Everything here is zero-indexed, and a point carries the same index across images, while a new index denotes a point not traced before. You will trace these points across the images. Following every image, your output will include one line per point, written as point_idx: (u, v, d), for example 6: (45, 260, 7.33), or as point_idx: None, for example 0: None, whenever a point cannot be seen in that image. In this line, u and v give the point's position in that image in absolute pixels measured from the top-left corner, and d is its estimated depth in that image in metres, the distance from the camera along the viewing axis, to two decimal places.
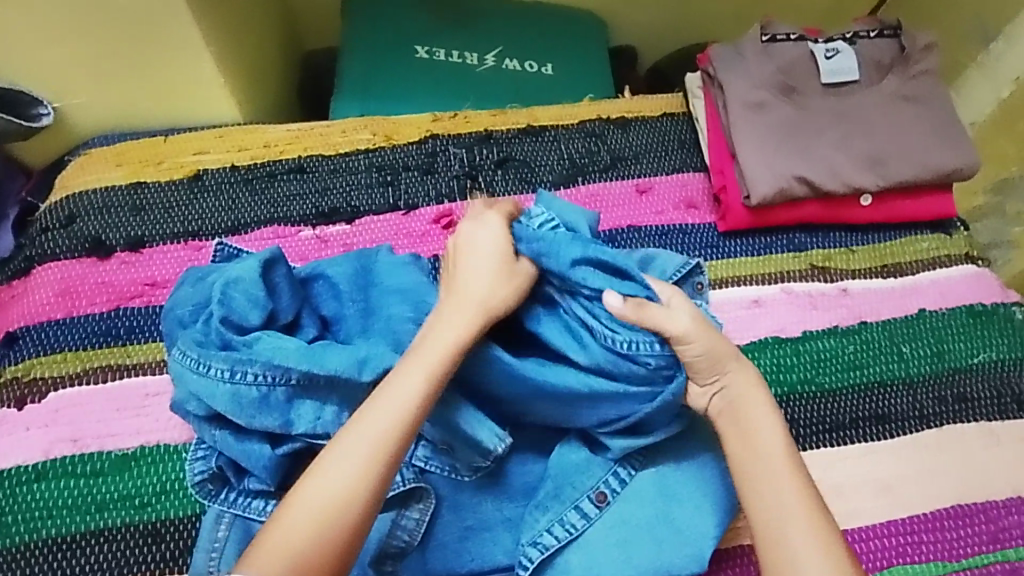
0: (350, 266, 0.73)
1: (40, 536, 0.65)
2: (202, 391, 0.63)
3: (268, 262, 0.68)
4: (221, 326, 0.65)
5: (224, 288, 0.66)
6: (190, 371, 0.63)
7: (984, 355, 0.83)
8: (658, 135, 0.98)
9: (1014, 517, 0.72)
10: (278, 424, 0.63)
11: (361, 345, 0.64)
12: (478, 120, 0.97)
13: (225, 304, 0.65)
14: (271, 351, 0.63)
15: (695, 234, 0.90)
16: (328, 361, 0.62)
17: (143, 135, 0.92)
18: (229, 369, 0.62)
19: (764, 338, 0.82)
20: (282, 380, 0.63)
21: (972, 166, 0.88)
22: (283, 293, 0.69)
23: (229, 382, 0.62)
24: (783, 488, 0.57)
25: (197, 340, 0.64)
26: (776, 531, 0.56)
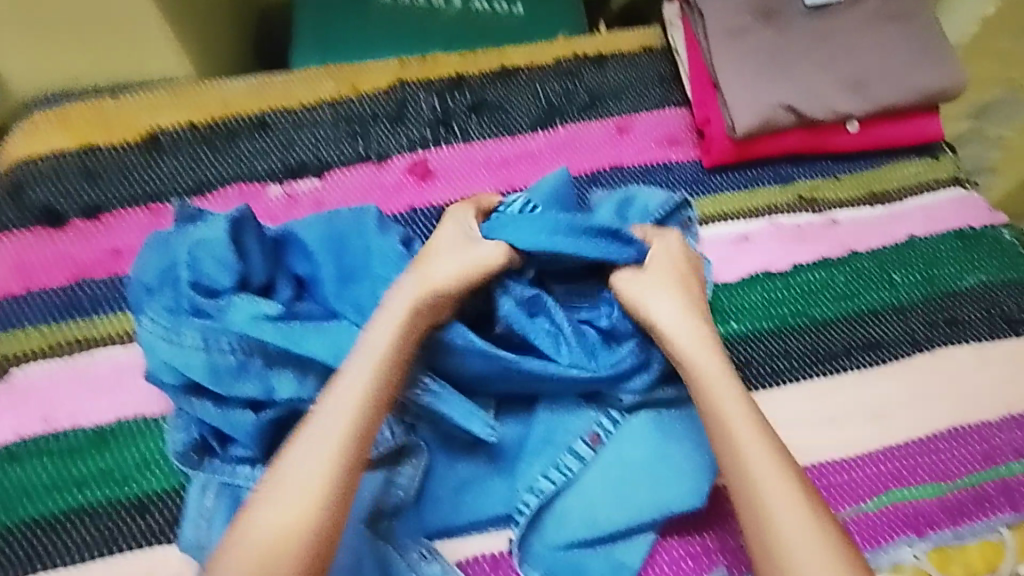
0: (326, 228, 0.68)
1: (17, 518, 0.62)
2: (175, 359, 0.61)
3: (236, 222, 0.64)
4: (191, 291, 0.62)
5: (193, 250, 0.63)
6: (160, 341, 0.61)
7: (973, 277, 0.82)
8: (636, 70, 0.94)
9: (1007, 434, 0.72)
10: (259, 392, 0.61)
11: (340, 330, 0.63)
12: (448, 63, 0.92)
13: (193, 268, 0.63)
14: (246, 320, 0.61)
15: (678, 170, 0.87)
16: (306, 345, 0.61)
17: (88, 96, 0.86)
18: (203, 338, 0.61)
19: (754, 273, 0.80)
20: (258, 350, 0.61)
21: (958, 84, 0.86)
22: (255, 256, 0.65)
23: (203, 352, 0.61)
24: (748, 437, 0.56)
25: (167, 307, 0.62)
26: (747, 484, 0.54)
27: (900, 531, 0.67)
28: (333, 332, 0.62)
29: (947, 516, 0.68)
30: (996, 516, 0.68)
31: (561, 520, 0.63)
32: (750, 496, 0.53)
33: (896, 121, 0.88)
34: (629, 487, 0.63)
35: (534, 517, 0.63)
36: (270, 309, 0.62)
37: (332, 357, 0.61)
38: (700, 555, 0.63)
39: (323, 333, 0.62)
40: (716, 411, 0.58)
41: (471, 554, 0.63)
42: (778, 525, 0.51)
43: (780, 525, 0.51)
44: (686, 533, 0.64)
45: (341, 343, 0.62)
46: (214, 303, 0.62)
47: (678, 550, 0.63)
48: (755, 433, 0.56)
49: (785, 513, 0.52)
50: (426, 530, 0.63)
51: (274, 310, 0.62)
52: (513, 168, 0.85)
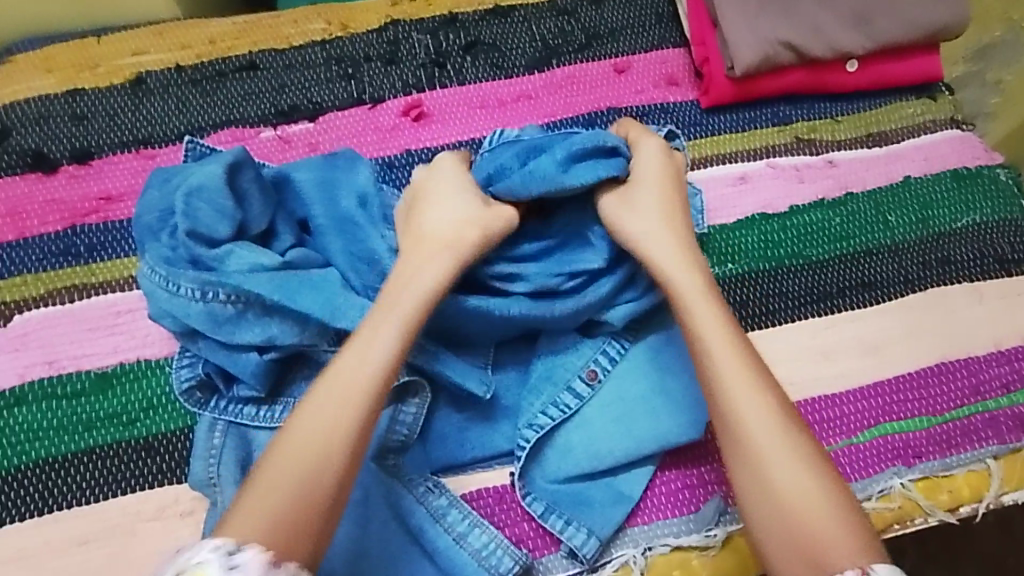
0: (317, 174, 0.67)
1: (28, 459, 0.63)
2: (175, 308, 0.61)
3: (233, 167, 0.63)
4: (188, 240, 0.61)
5: (188, 198, 0.61)
6: (160, 289, 0.61)
7: (968, 217, 0.82)
8: (634, 8, 0.91)
9: (995, 369, 0.74)
10: (259, 339, 0.61)
11: (337, 289, 0.62)
12: (441, 2, 0.90)
13: (190, 216, 0.61)
14: (242, 276, 0.60)
15: (677, 112, 0.86)
16: (300, 300, 0.60)
17: (71, 36, 0.83)
18: (199, 289, 0.61)
19: (752, 215, 0.80)
20: (254, 302, 0.61)
21: (960, 21, 0.85)
22: (252, 201, 0.64)
23: (201, 301, 0.61)
24: (746, 396, 0.54)
25: (165, 256, 0.62)
26: (746, 443, 0.53)
27: (889, 461, 0.69)
28: (328, 290, 0.61)
29: (936, 447, 0.70)
30: (982, 446, 0.70)
31: (563, 455, 0.64)
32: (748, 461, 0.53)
33: (897, 60, 0.87)
34: (627, 421, 0.65)
35: (534, 451, 0.65)
36: (267, 260, 0.61)
37: (326, 313, 0.60)
38: (697, 487, 0.65)
39: (318, 289, 0.61)
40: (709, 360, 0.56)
41: (476, 488, 0.65)
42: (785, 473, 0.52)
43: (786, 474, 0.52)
44: (684, 466, 0.66)
45: (337, 301, 0.61)
46: (211, 253, 0.61)
47: (676, 481, 0.65)
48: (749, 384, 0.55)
49: (784, 476, 0.51)
50: (432, 466, 0.65)
51: (271, 261, 0.62)
52: (511, 109, 0.84)
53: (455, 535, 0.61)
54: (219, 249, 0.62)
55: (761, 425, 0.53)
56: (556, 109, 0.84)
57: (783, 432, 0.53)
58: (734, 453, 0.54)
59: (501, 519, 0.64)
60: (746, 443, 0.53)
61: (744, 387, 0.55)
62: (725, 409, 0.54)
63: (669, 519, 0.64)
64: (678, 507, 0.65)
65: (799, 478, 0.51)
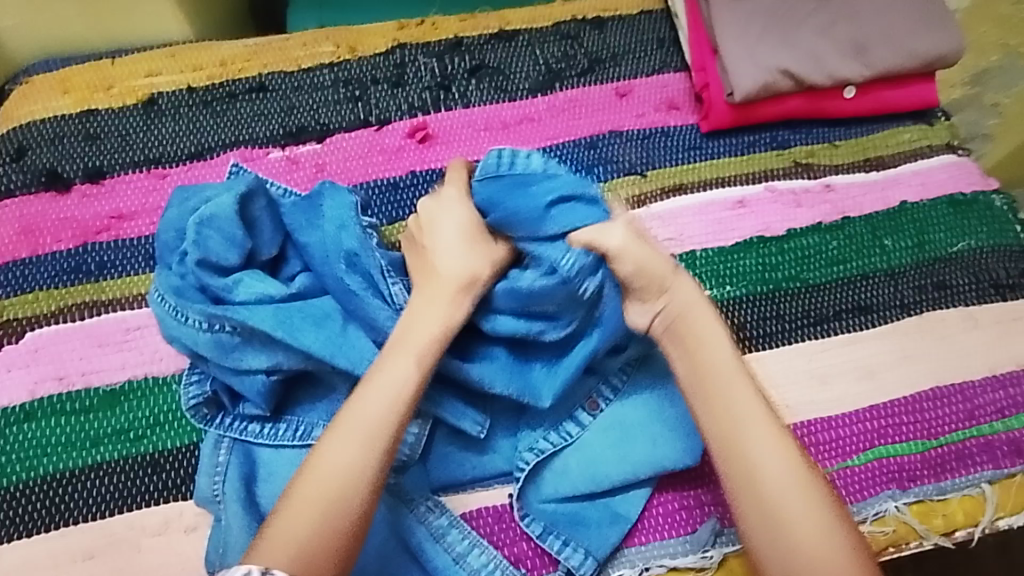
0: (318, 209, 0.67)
1: (36, 473, 0.64)
2: (183, 336, 0.62)
3: (245, 198, 0.64)
4: (198, 269, 0.62)
5: (199, 227, 0.62)
6: (169, 317, 0.62)
7: (964, 243, 0.83)
8: (636, 34, 0.93)
9: (990, 395, 0.75)
10: (265, 364, 0.62)
11: (340, 327, 0.63)
12: (447, 26, 0.92)
13: (200, 245, 0.62)
14: (248, 310, 0.61)
15: (677, 136, 0.88)
16: (302, 337, 0.61)
17: (87, 59, 0.86)
18: (206, 320, 0.61)
19: (750, 238, 0.82)
20: (258, 338, 0.62)
21: (957, 49, 0.86)
22: (264, 228, 0.65)
23: (208, 331, 0.61)
24: (761, 435, 0.56)
25: (174, 285, 0.62)
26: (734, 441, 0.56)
27: (884, 485, 0.70)
28: (331, 329, 0.62)
29: (930, 471, 0.71)
30: (977, 472, 0.71)
31: (561, 475, 0.65)
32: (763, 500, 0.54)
33: (894, 86, 0.89)
34: (626, 444, 0.66)
35: (534, 473, 0.66)
36: (274, 291, 0.63)
37: (327, 351, 0.61)
38: (694, 508, 0.66)
39: (320, 326, 0.62)
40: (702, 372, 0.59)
41: (476, 507, 0.66)
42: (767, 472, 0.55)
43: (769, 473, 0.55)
44: (680, 488, 0.67)
45: (341, 341, 0.62)
46: (221, 282, 0.62)
47: (673, 503, 0.66)
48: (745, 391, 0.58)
49: (798, 509, 0.53)
50: (432, 485, 0.66)
51: (278, 292, 0.63)
52: (514, 132, 0.86)
53: (455, 555, 0.62)
54: (229, 278, 0.62)
55: (774, 461, 0.55)
56: (558, 131, 0.86)
57: (797, 470, 0.55)
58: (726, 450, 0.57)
59: (500, 537, 0.65)
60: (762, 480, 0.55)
61: (745, 421, 0.57)
62: (728, 419, 0.57)
63: (665, 540, 0.65)
64: (674, 528, 0.66)
65: (800, 503, 0.54)
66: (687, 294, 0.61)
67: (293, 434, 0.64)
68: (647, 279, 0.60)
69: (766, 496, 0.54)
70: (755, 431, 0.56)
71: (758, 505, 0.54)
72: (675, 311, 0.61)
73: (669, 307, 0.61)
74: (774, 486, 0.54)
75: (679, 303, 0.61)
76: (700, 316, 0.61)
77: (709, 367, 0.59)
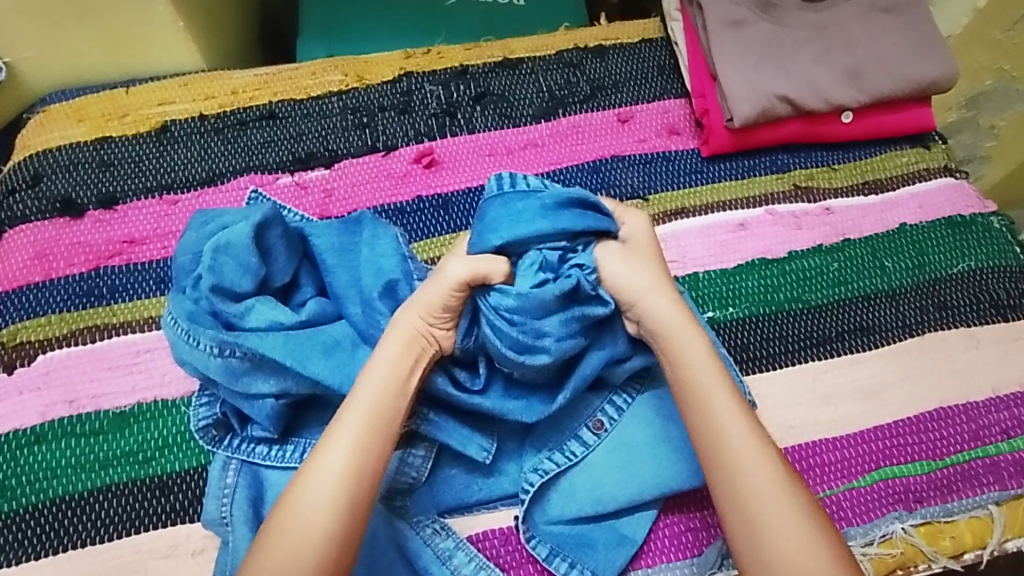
0: (334, 239, 0.68)
1: (45, 496, 0.65)
2: (194, 361, 0.62)
3: (263, 225, 0.64)
4: (211, 294, 0.62)
5: (217, 253, 0.62)
6: (181, 341, 0.62)
7: (963, 264, 0.84)
8: (637, 62, 0.96)
9: (994, 415, 0.75)
10: (274, 390, 0.62)
11: (346, 358, 0.64)
12: (453, 55, 0.94)
13: (215, 272, 0.62)
14: (259, 338, 0.61)
15: (678, 160, 0.89)
16: (311, 366, 0.62)
17: (101, 88, 0.88)
18: (217, 346, 0.61)
19: (751, 260, 0.83)
20: (267, 365, 0.62)
21: (951, 75, 0.87)
22: (278, 256, 0.66)
23: (218, 356, 0.62)
24: (747, 454, 0.57)
25: (188, 310, 0.63)
26: (721, 451, 0.58)
27: (891, 506, 0.70)
28: (338, 360, 0.63)
29: (936, 492, 0.71)
30: (984, 493, 0.71)
31: (566, 497, 0.65)
32: (753, 532, 0.55)
33: (891, 111, 0.91)
34: (631, 466, 0.66)
35: (539, 494, 0.66)
36: (285, 319, 0.63)
37: (336, 380, 0.62)
38: (699, 530, 0.66)
39: (329, 355, 0.63)
40: (696, 388, 0.60)
41: (482, 529, 0.66)
42: (754, 481, 0.56)
43: (755, 482, 0.56)
44: (686, 509, 0.67)
45: (350, 371, 0.64)
46: (234, 308, 0.63)
47: (679, 524, 0.66)
48: (733, 406, 0.59)
49: (771, 515, 0.55)
50: (439, 507, 0.66)
51: (289, 320, 0.64)
52: (518, 157, 0.87)
53: None
54: (242, 305, 0.63)
55: (762, 489, 0.56)
56: (561, 156, 0.88)
57: (788, 501, 0.55)
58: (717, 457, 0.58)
59: (505, 560, 0.65)
60: (748, 509, 0.55)
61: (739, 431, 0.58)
62: (718, 428, 0.58)
63: (670, 562, 0.65)
64: (680, 551, 0.66)
65: (784, 508, 0.55)
66: (676, 312, 0.62)
67: (299, 456, 0.65)
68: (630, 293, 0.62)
69: (753, 524, 0.55)
70: (745, 460, 0.57)
71: (745, 531, 0.55)
72: (668, 325, 0.62)
73: (660, 321, 0.62)
74: (763, 515, 0.55)
75: (670, 318, 0.62)
76: (690, 330, 0.62)
77: (697, 383, 0.60)
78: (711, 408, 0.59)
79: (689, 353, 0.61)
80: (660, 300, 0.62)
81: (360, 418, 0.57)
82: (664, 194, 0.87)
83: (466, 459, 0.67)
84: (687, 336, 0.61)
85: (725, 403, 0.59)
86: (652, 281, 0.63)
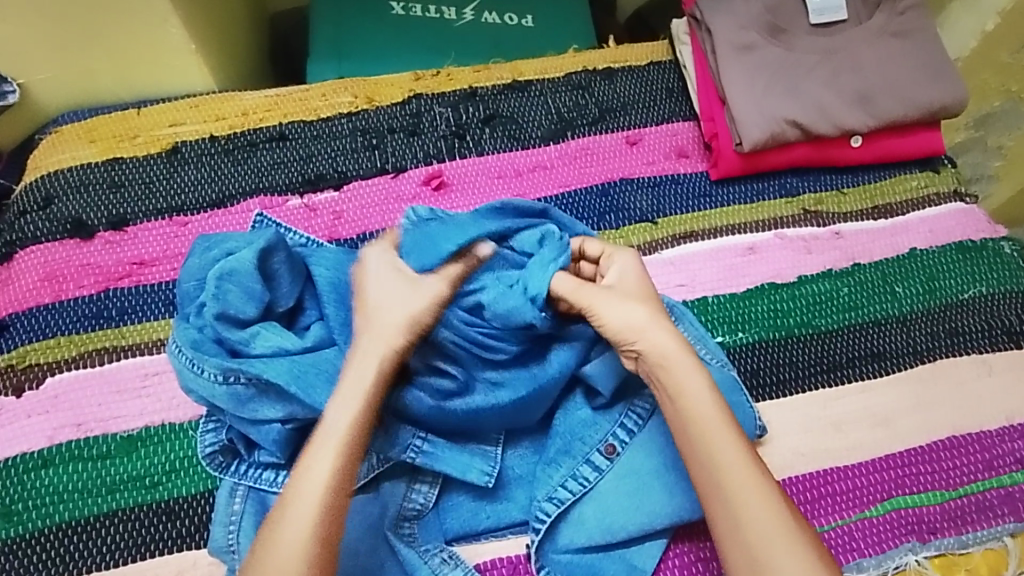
0: (337, 273, 0.68)
1: (52, 521, 0.64)
2: (199, 389, 0.61)
3: (266, 251, 0.65)
4: (217, 322, 0.62)
5: (220, 280, 0.62)
6: (186, 370, 0.62)
7: (974, 289, 0.84)
8: (645, 84, 0.96)
9: (1007, 444, 0.75)
10: (279, 416, 0.62)
11: None
12: (462, 77, 0.94)
13: (219, 299, 0.62)
14: (264, 364, 0.61)
15: (687, 183, 0.89)
16: (315, 396, 0.62)
17: (114, 109, 0.88)
18: (222, 373, 0.61)
19: (761, 284, 0.82)
20: (271, 390, 0.62)
21: (960, 100, 0.87)
22: (282, 281, 0.66)
23: (224, 384, 0.61)
24: (744, 482, 0.56)
25: (192, 338, 0.62)
26: (717, 478, 0.56)
27: (904, 537, 0.69)
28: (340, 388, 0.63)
29: (950, 523, 0.70)
30: (998, 524, 0.70)
31: (577, 526, 0.65)
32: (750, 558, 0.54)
33: (902, 135, 0.90)
34: (644, 493, 0.65)
35: (551, 524, 0.65)
36: (291, 344, 0.63)
37: None
38: (710, 560, 0.66)
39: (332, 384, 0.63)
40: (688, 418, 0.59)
41: (490, 558, 0.66)
42: (748, 509, 0.55)
43: (750, 510, 0.55)
44: (697, 538, 0.67)
45: None
46: (239, 335, 0.63)
47: (689, 554, 0.66)
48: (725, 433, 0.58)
49: (769, 541, 0.54)
50: (446, 535, 0.66)
51: (294, 345, 0.64)
52: (526, 179, 0.87)
53: None
54: (247, 331, 0.63)
55: (752, 508, 0.55)
56: (570, 179, 0.88)
57: (787, 535, 0.54)
58: (716, 484, 0.56)
59: None
60: (747, 544, 0.54)
61: (735, 455, 0.57)
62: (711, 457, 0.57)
63: None
64: None
65: (779, 536, 0.54)
66: (663, 344, 0.60)
67: None
68: (622, 331, 0.61)
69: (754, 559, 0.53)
70: (752, 506, 0.55)
71: (743, 558, 0.54)
72: (654, 360, 0.60)
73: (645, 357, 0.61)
74: (767, 551, 0.53)
75: (658, 353, 0.60)
76: (679, 366, 0.60)
77: (687, 408, 0.59)
78: (711, 442, 0.57)
79: (677, 378, 0.60)
80: (660, 331, 0.61)
81: (341, 441, 0.56)
82: (673, 219, 0.87)
83: (472, 488, 0.67)
84: (678, 367, 0.60)
85: (721, 430, 0.58)
86: (649, 317, 0.61)
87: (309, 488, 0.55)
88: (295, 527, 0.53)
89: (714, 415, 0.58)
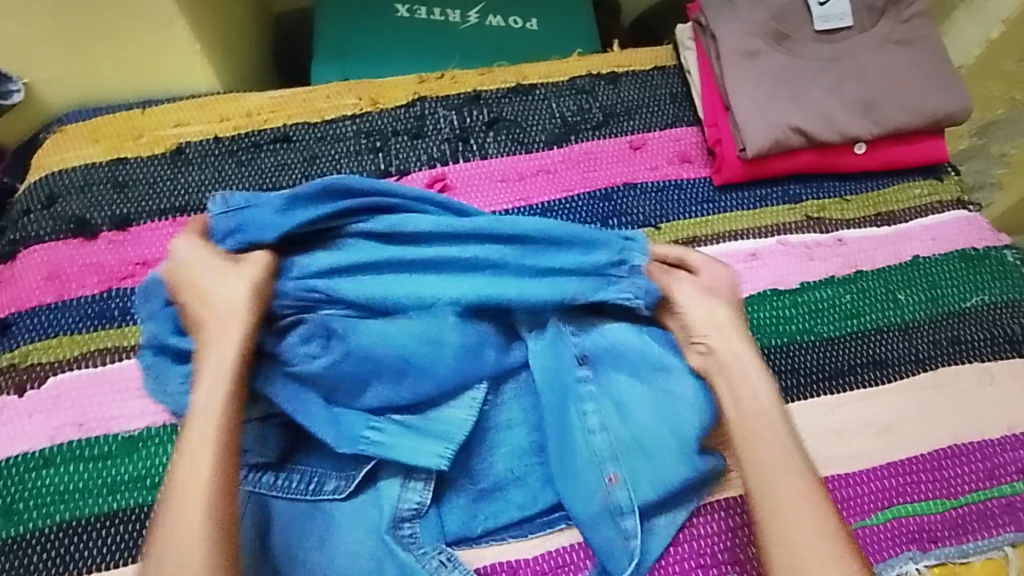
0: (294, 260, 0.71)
1: (52, 521, 0.64)
2: (174, 397, 0.68)
3: None
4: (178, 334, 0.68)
5: (144, 301, 0.71)
6: (158, 381, 0.68)
7: (976, 298, 0.84)
8: (649, 89, 0.96)
9: (1009, 454, 0.75)
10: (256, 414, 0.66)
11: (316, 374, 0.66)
12: (465, 80, 0.94)
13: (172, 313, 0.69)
14: None
15: (690, 189, 0.89)
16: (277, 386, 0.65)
17: (119, 109, 0.89)
18: (189, 375, 0.67)
19: (763, 290, 0.82)
20: None
21: (965, 108, 0.87)
22: None
23: (191, 386, 0.67)
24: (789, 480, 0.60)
25: (157, 352, 0.68)
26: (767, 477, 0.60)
27: (905, 545, 0.69)
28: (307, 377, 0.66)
29: (951, 532, 0.70)
30: (999, 534, 0.70)
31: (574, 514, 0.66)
32: (787, 551, 0.56)
33: (906, 142, 0.90)
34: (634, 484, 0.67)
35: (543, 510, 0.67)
36: None
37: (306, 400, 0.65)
38: (710, 567, 0.65)
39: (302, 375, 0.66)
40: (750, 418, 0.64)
41: (492, 562, 0.66)
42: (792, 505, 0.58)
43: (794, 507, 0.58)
44: (697, 544, 0.66)
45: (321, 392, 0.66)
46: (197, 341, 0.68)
47: (689, 559, 0.66)
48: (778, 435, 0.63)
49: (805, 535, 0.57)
50: (446, 537, 0.66)
51: None
52: (530, 183, 0.87)
53: None
54: None
55: (793, 505, 0.58)
56: (573, 183, 0.88)
57: (823, 530, 0.57)
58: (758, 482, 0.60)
59: None
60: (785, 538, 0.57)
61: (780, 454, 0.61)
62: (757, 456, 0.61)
63: None
64: None
65: (819, 532, 0.57)
66: (733, 346, 0.68)
67: (305, 487, 0.65)
68: (707, 326, 0.69)
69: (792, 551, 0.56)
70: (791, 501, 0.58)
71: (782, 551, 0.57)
72: (721, 355, 0.67)
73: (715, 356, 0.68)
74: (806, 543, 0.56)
75: (723, 350, 0.67)
76: (739, 368, 0.67)
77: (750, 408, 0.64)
78: (761, 442, 0.62)
79: (745, 379, 0.66)
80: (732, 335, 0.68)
81: (214, 428, 0.59)
82: (675, 224, 0.87)
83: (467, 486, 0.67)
84: (739, 370, 0.66)
85: (775, 430, 0.63)
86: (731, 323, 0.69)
87: (198, 468, 0.57)
88: (189, 507, 0.55)
89: (772, 417, 0.63)
